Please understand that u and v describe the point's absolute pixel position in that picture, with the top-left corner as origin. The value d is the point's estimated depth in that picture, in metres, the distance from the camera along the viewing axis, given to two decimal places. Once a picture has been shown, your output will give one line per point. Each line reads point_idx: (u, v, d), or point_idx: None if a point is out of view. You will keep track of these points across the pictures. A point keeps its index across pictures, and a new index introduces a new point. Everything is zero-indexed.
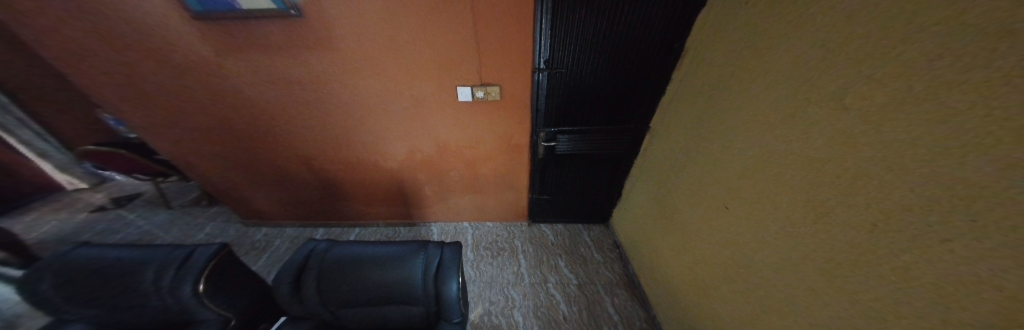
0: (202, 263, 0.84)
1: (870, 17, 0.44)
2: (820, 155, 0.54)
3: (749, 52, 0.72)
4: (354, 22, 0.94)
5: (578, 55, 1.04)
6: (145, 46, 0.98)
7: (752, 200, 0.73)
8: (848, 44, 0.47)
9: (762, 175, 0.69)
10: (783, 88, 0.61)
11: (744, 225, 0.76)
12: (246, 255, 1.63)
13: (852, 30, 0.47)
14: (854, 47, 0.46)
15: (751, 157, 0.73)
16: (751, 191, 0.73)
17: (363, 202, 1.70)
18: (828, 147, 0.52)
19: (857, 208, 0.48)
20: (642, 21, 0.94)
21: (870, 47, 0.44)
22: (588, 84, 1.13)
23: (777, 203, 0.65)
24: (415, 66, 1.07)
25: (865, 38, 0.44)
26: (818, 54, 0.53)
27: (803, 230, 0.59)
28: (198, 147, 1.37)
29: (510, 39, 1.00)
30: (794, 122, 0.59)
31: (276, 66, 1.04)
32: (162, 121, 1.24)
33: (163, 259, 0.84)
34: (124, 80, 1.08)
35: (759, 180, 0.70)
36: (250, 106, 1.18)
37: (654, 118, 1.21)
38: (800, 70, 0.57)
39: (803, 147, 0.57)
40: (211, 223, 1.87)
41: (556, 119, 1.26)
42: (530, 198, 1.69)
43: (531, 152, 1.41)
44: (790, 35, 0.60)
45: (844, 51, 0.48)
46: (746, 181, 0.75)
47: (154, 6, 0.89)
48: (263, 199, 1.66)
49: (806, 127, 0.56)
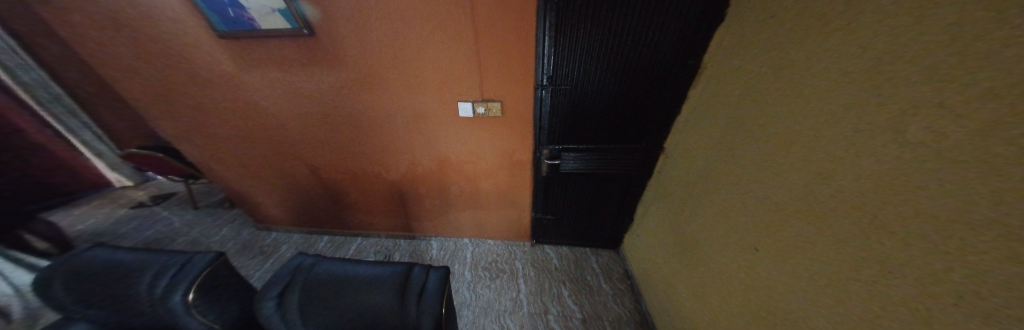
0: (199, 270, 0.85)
1: (929, 27, 0.35)
2: (866, 194, 0.43)
3: (771, 73, 0.64)
4: (360, 39, 0.97)
5: (582, 73, 1.00)
6: (180, 61, 1.08)
7: (779, 242, 0.61)
8: (894, 62, 0.39)
9: (790, 213, 0.58)
10: (815, 110, 0.52)
11: (771, 271, 0.64)
12: (253, 260, 1.68)
13: (898, 45, 0.38)
14: (906, 64, 0.37)
15: (779, 189, 0.61)
16: (781, 230, 0.61)
17: (365, 213, 1.71)
18: (877, 185, 0.41)
19: (922, 269, 0.37)
20: (652, 35, 0.88)
21: (930, 64, 0.35)
22: (594, 101, 1.06)
23: (809, 247, 0.54)
24: (418, 81, 1.08)
25: (924, 53, 0.35)
26: (855, 73, 0.44)
27: (842, 285, 0.47)
28: (218, 154, 1.46)
29: (511, 57, 0.98)
30: (829, 151, 0.49)
31: (289, 80, 1.10)
32: (191, 129, 1.34)
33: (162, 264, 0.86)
34: (161, 91, 1.19)
35: (788, 219, 0.59)
36: (264, 117, 1.25)
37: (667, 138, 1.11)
38: (834, 90, 0.48)
39: (842, 181, 0.46)
40: (228, 225, 1.97)
41: (560, 137, 1.19)
42: (532, 217, 1.60)
43: (534, 169, 1.34)
44: (820, 51, 0.51)
45: (893, 69, 0.39)
46: (774, 218, 0.63)
47: (189, 27, 0.98)
48: (273, 204, 1.73)
49: (845, 157, 0.46)
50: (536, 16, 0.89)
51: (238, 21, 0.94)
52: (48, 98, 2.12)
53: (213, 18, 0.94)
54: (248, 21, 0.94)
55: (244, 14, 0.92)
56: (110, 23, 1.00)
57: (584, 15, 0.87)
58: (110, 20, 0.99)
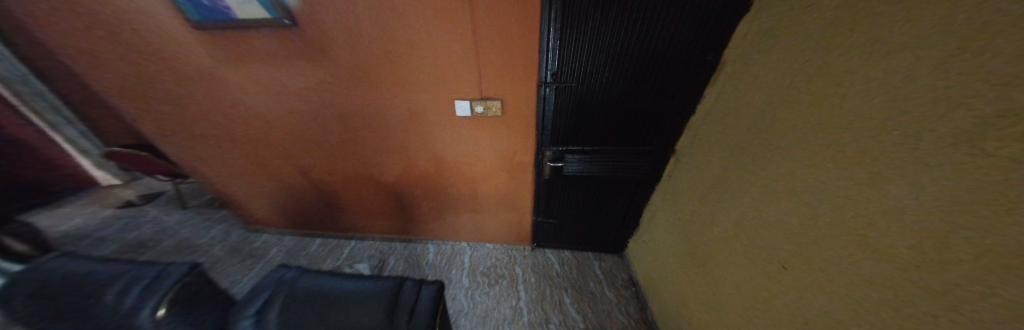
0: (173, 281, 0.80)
1: (1011, 13, 0.28)
2: (932, 215, 0.36)
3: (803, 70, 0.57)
4: (348, 31, 0.89)
5: (590, 69, 0.92)
6: (153, 54, 1.00)
7: (811, 261, 0.55)
8: (956, 57, 0.32)
9: (825, 229, 0.52)
10: (856, 113, 0.45)
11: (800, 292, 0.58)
12: (242, 264, 1.61)
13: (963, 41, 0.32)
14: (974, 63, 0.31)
15: (811, 201, 0.54)
16: (814, 247, 0.54)
17: (359, 215, 1.64)
18: (946, 205, 0.34)
19: (987, 310, 0.31)
20: (669, 27, 0.80)
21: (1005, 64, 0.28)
22: (602, 99, 0.99)
23: (848, 269, 0.47)
24: (412, 77, 0.99)
25: (998, 49, 0.29)
26: (907, 70, 0.37)
27: (886, 316, 0.41)
28: (202, 153, 1.38)
29: (512, 51, 0.90)
30: (875, 160, 0.42)
31: (271, 75, 1.02)
32: (171, 128, 1.26)
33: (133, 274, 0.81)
34: (135, 87, 1.11)
35: (823, 236, 0.52)
36: (248, 116, 1.17)
37: (679, 140, 1.04)
38: (880, 89, 0.41)
39: (896, 197, 0.40)
40: (217, 226, 1.90)
41: (564, 138, 1.12)
42: (534, 221, 1.53)
43: (536, 172, 1.27)
44: (861, 44, 0.44)
45: (957, 64, 0.32)
46: (807, 233, 0.56)
47: (160, 17, 0.90)
48: (262, 206, 1.65)
49: (900, 169, 0.39)
50: (541, 6, 0.80)
51: (212, 10, 0.86)
52: (29, 93, 2.03)
53: (186, 7, 0.86)
54: (224, 10, 0.85)
55: (219, 2, 0.84)
56: (75, 11, 0.91)
57: (594, 4, 0.78)
58: (72, 8, 0.90)
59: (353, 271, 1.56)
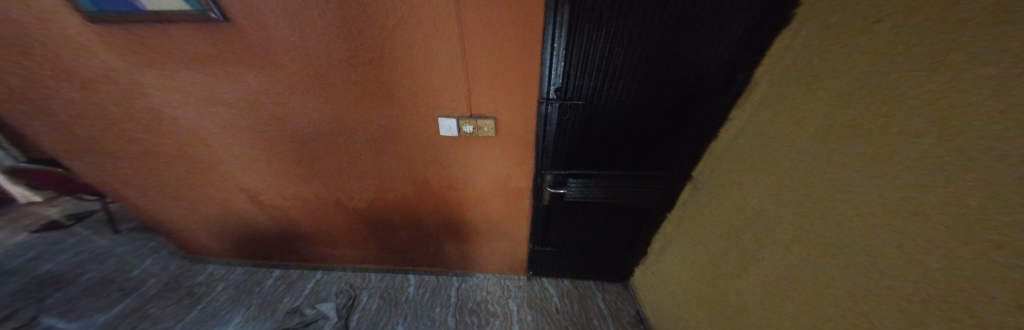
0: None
1: None
2: None
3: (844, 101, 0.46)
4: (298, 31, 0.71)
5: (599, 84, 0.78)
6: (33, 50, 0.76)
7: None
8: None
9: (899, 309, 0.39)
10: (961, 168, 0.32)
11: None
12: (176, 306, 1.33)
13: None
14: None
15: (876, 270, 0.42)
16: None
17: (326, 244, 1.41)
18: None
19: None
20: (693, 40, 0.67)
21: None
22: (611, 119, 0.85)
23: None
24: (385, 90, 0.82)
25: None
26: None
27: None
28: (116, 176, 1.09)
29: (507, 62, 0.75)
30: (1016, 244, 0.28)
31: (201, 83, 0.81)
32: (71, 144, 0.99)
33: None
34: (17, 94, 0.86)
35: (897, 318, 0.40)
36: (175, 132, 0.94)
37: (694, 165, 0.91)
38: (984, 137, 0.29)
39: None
40: (154, 256, 1.57)
41: (567, 160, 0.96)
42: (530, 249, 1.36)
43: (535, 198, 1.11)
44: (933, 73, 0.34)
45: None
46: (878, 319, 0.42)
47: (36, 5, 0.68)
48: (207, 235, 1.39)
49: None
50: (541, 11, 0.66)
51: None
52: None
53: None
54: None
55: None
56: None
57: (609, 8, 0.64)
58: None
59: (315, 313, 1.31)
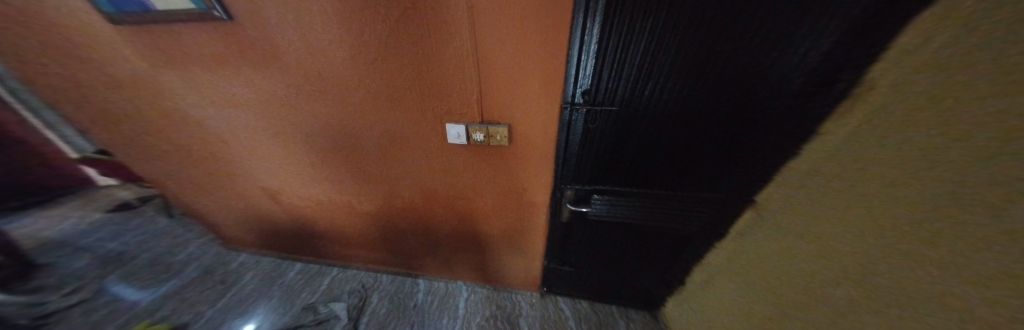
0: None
1: None
2: None
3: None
4: (302, 29, 0.66)
5: (641, 87, 0.62)
6: (80, 54, 0.80)
7: None
8: None
9: None
10: None
11: None
12: (210, 291, 1.43)
13: None
14: None
15: None
16: None
17: (341, 244, 1.42)
18: None
19: None
20: (775, 35, 0.48)
21: None
22: (649, 130, 0.69)
23: None
24: (392, 93, 0.75)
25: None
26: None
27: None
28: (161, 169, 1.18)
29: (525, 62, 0.63)
30: None
31: (216, 85, 0.80)
32: (120, 140, 1.07)
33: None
34: (74, 93, 0.93)
35: None
36: (200, 132, 0.97)
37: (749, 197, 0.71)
38: None
39: None
40: (197, 241, 1.71)
41: (592, 175, 0.82)
42: (545, 266, 1.24)
43: (552, 214, 0.98)
44: None
45: None
46: None
47: (73, 9, 0.70)
48: (238, 227, 1.47)
49: None
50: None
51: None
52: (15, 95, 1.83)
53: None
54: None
55: None
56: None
57: None
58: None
59: (328, 312, 1.32)
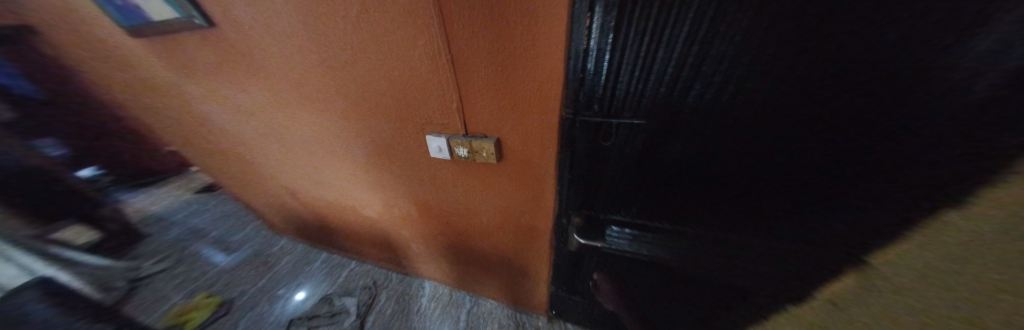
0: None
1: None
2: None
3: None
4: (274, 33, 0.59)
5: (680, 93, 0.41)
6: (122, 65, 0.87)
7: None
8: None
9: None
10: None
11: None
12: (252, 270, 1.60)
13: None
14: None
15: None
16: None
17: (355, 240, 1.46)
18: None
19: None
20: (918, 28, 0.23)
21: None
22: (679, 153, 0.47)
23: None
24: (371, 101, 0.67)
25: None
26: None
27: None
28: (210, 164, 1.32)
29: (512, 61, 0.48)
30: None
31: (221, 93, 0.81)
32: (176, 138, 1.21)
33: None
34: (133, 99, 1.05)
35: None
36: (224, 135, 1.03)
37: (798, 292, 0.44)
38: None
39: None
40: (250, 223, 1.95)
41: (607, 202, 0.65)
42: (550, 292, 1.09)
43: (557, 240, 0.82)
44: None
45: None
46: None
47: (100, 22, 0.74)
48: (276, 215, 1.62)
49: None
50: None
51: (127, 10, 0.65)
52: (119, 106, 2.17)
53: (105, 9, 0.67)
54: (137, 10, 0.64)
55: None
56: (52, 20, 0.83)
57: None
58: (48, 16, 0.82)
59: (340, 305, 1.39)
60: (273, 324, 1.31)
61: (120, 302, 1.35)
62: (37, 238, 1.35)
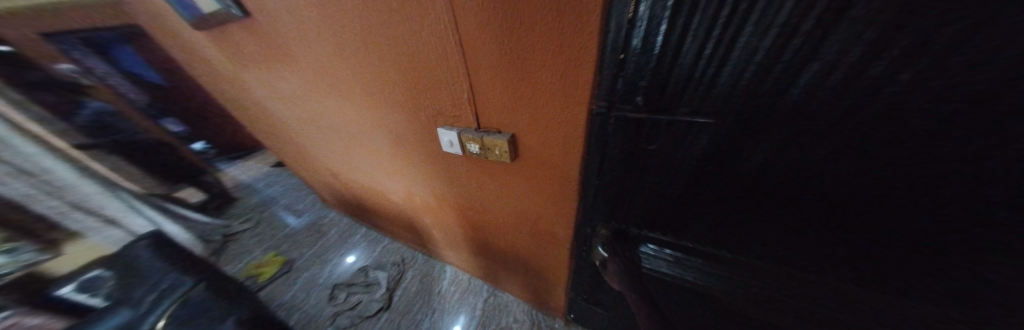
0: (67, 174, 1.25)
1: None
2: None
3: None
4: (294, 21, 0.59)
5: (786, 75, 0.27)
6: (198, 57, 1.01)
7: None
8: None
9: None
10: None
11: None
12: (309, 235, 1.87)
13: None
14: None
15: None
16: None
17: (386, 221, 1.57)
18: None
19: None
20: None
21: None
22: (757, 165, 0.36)
23: None
24: (385, 92, 0.64)
25: None
26: None
27: None
28: (273, 144, 1.52)
29: (526, 40, 0.37)
30: None
31: (267, 82, 0.88)
32: (246, 120, 1.41)
33: (74, 159, 1.33)
34: (212, 86, 1.23)
35: None
36: (277, 120, 1.15)
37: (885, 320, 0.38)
38: None
39: None
40: (309, 195, 2.27)
41: (642, 214, 0.54)
42: (568, 297, 1.02)
43: (578, 248, 0.74)
44: None
45: None
46: None
47: (174, 18, 0.84)
48: (325, 192, 1.84)
49: None
50: None
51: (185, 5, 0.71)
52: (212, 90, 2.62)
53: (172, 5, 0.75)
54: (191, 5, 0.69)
55: None
56: (148, 19, 0.98)
57: None
58: (145, 15, 0.97)
59: (373, 277, 1.54)
60: (322, 284, 1.52)
61: (211, 254, 1.70)
62: (155, 197, 1.70)
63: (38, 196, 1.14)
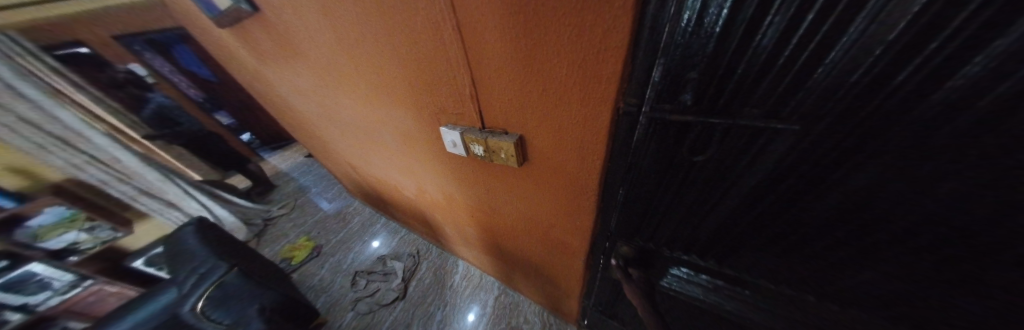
0: (133, 162, 1.49)
1: None
2: None
3: None
4: (296, 13, 0.56)
5: (950, 63, 0.16)
6: (228, 53, 1.05)
7: None
8: None
9: None
10: None
11: None
12: (335, 223, 1.99)
13: None
14: None
15: None
16: None
17: (403, 213, 1.60)
18: None
19: None
20: None
21: None
22: (855, 193, 0.25)
23: None
24: (389, 86, 0.60)
25: None
26: None
27: None
28: (301, 136, 1.61)
29: (535, 27, 0.30)
30: None
31: (285, 77, 0.90)
32: (277, 114, 1.49)
33: (141, 152, 1.56)
34: (246, 81, 1.31)
35: None
36: (300, 114, 1.19)
37: None
38: None
39: None
40: (336, 184, 2.41)
41: (676, 233, 0.45)
42: (582, 306, 0.96)
43: (594, 260, 0.67)
44: None
45: None
46: None
47: (203, 16, 0.88)
48: (348, 183, 1.93)
49: None
50: None
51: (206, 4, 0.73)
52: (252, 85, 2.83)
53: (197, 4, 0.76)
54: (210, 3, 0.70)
55: None
56: (185, 18, 1.04)
57: None
58: (182, 14, 1.03)
59: (391, 267, 1.60)
60: (345, 270, 1.62)
61: (254, 237, 1.90)
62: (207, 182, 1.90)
63: (111, 181, 1.40)
